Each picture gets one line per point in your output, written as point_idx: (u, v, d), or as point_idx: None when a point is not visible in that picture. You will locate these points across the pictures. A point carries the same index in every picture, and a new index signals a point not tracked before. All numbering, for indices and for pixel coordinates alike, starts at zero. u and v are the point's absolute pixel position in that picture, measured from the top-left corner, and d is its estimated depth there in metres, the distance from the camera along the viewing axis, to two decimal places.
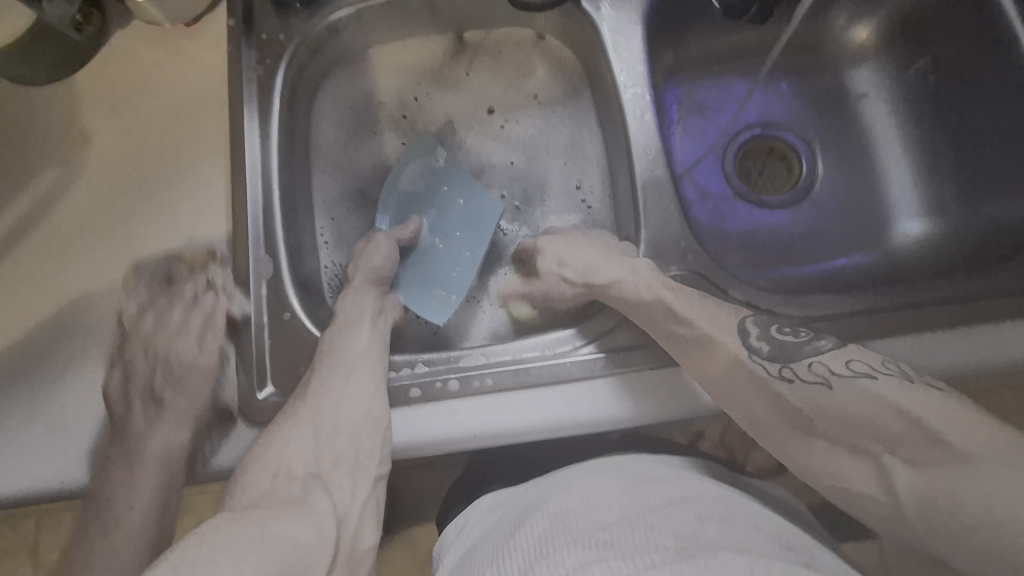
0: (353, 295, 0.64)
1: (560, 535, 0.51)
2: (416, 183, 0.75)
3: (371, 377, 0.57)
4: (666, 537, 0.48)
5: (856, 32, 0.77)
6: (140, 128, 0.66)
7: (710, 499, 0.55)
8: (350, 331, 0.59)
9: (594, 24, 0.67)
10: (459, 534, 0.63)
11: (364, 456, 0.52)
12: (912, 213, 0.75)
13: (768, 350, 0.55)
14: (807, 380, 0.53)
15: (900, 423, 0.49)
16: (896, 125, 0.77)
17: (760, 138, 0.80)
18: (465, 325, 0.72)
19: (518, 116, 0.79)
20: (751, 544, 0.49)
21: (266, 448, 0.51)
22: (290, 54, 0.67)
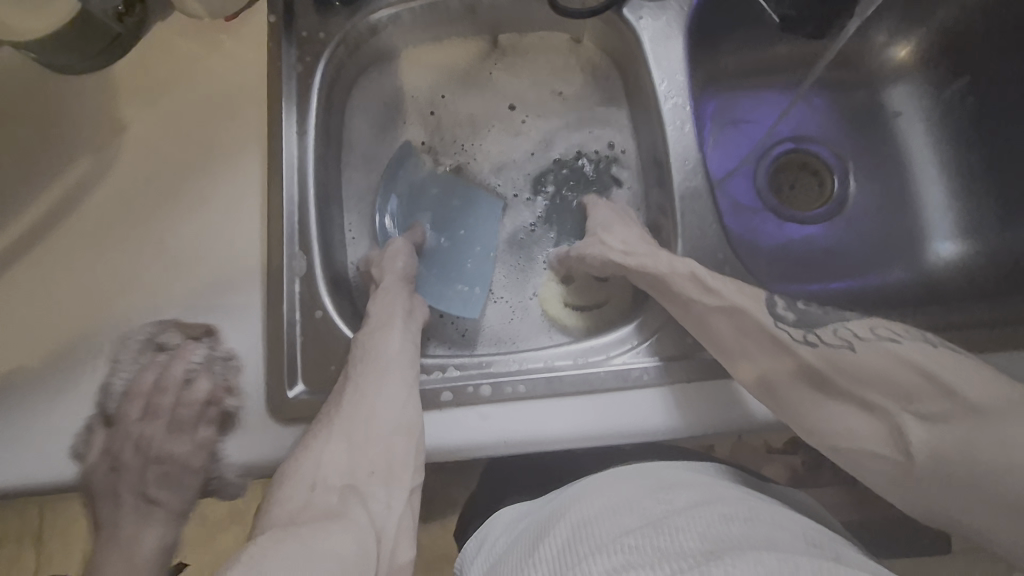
0: (383, 295, 0.64)
1: (584, 544, 0.50)
2: (438, 180, 0.77)
3: (404, 381, 0.56)
4: (690, 542, 0.46)
5: (895, 50, 0.77)
6: (176, 120, 0.66)
7: (733, 501, 0.53)
8: (382, 333, 0.59)
9: (634, 33, 0.67)
10: (480, 551, 0.62)
11: (398, 465, 0.53)
12: (947, 233, 0.74)
13: (793, 318, 0.54)
14: (831, 343, 0.51)
15: (920, 380, 0.47)
16: (932, 144, 0.76)
17: (792, 152, 0.80)
18: (492, 324, 0.71)
19: (546, 120, 0.79)
20: (778, 541, 0.47)
21: (301, 459, 0.53)
22: (330, 52, 0.68)
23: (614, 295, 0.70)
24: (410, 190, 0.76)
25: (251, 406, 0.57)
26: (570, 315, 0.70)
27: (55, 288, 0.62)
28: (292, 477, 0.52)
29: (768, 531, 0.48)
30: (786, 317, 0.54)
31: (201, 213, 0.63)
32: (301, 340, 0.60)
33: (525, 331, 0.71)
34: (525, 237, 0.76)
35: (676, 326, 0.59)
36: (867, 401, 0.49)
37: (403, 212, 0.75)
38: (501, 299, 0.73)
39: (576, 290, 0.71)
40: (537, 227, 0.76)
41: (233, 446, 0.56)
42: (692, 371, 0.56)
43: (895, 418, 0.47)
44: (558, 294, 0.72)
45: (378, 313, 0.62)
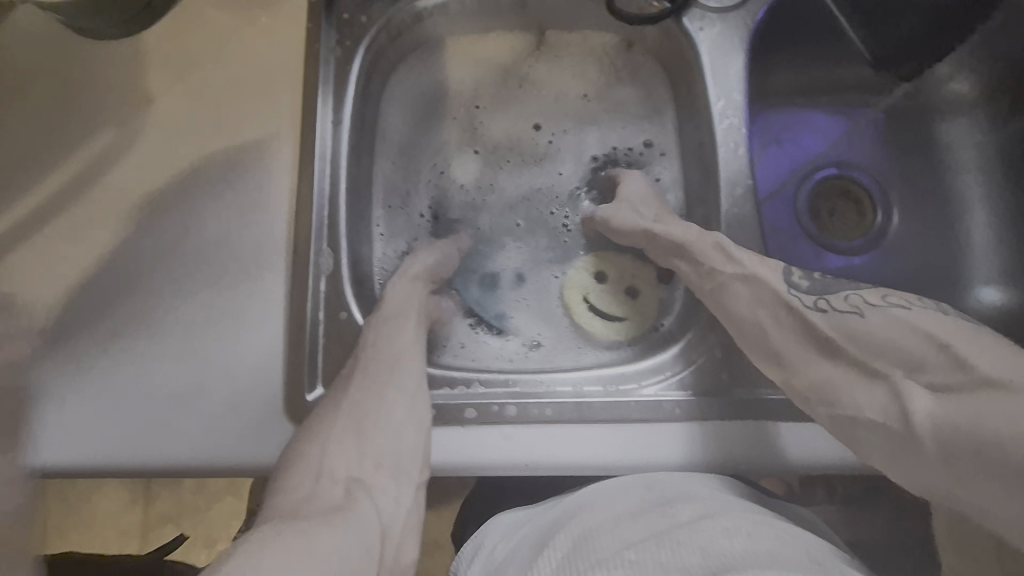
0: (396, 285, 0.62)
1: (585, 559, 0.46)
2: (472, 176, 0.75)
3: (414, 376, 0.56)
4: (692, 560, 0.42)
5: (958, 83, 0.72)
6: (205, 98, 0.63)
7: (735, 512, 0.47)
8: (392, 326, 0.58)
9: (693, 44, 0.65)
10: (475, 559, 0.58)
11: (407, 461, 0.52)
12: (989, 280, 0.70)
13: (807, 286, 0.53)
14: (841, 310, 0.50)
15: (929, 348, 0.44)
16: (984, 184, 0.71)
17: (834, 177, 0.76)
18: (510, 310, 0.71)
19: (578, 127, 0.76)
20: (784, 559, 0.42)
21: (309, 446, 0.51)
22: (370, 38, 0.66)
23: (642, 291, 0.69)
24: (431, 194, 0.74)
25: (268, 405, 0.56)
26: (596, 319, 0.69)
27: (72, 264, 0.59)
28: (299, 466, 0.50)
29: (773, 547, 0.44)
30: (801, 284, 0.53)
31: (225, 197, 0.61)
32: (324, 342, 0.59)
33: (545, 340, 0.69)
34: (554, 251, 0.74)
35: (709, 357, 0.58)
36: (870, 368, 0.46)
37: (432, 219, 0.74)
38: (531, 308, 0.71)
39: (606, 298, 0.70)
40: (561, 237, 0.74)
41: (247, 444, 0.55)
42: (719, 408, 0.55)
43: (896, 382, 0.45)
44: (583, 282, 0.71)
45: (391, 304, 0.60)
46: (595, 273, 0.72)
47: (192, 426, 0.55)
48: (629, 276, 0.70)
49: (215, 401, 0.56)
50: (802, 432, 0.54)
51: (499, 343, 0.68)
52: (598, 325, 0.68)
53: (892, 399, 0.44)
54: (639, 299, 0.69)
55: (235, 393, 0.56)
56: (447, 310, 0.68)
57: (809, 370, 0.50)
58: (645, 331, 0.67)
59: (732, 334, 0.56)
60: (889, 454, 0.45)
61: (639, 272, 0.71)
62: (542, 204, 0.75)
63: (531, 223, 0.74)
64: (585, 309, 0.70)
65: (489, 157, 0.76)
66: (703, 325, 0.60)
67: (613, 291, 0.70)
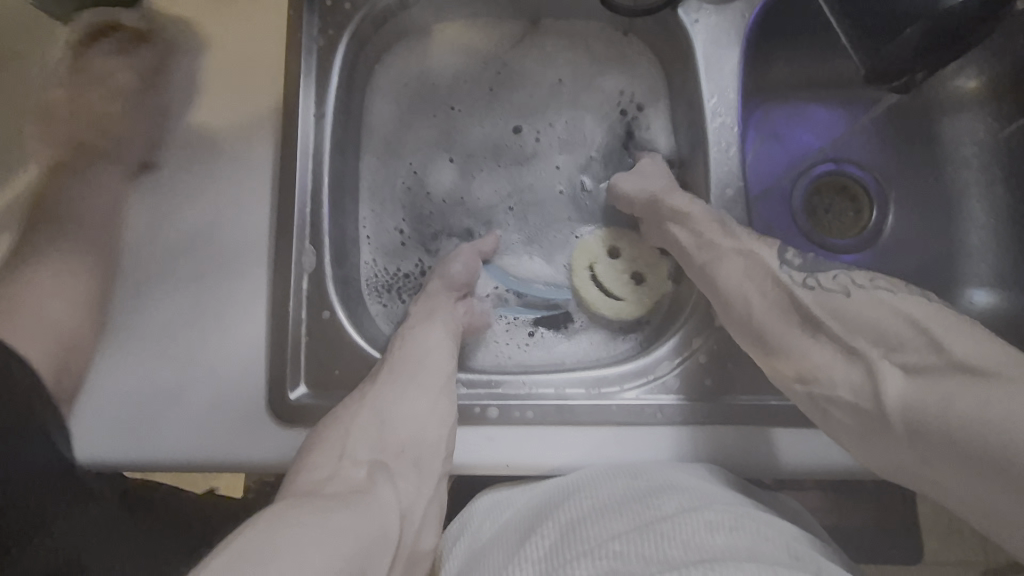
0: (430, 290, 0.64)
1: (573, 547, 0.46)
2: (464, 158, 0.73)
3: (438, 375, 0.56)
4: (675, 553, 0.43)
5: (964, 80, 0.70)
6: (185, 85, 0.61)
7: (719, 502, 0.47)
8: (421, 328, 0.59)
9: (687, 36, 0.64)
10: (461, 537, 0.56)
11: (427, 457, 0.52)
12: (984, 281, 0.68)
13: (798, 262, 0.53)
14: (830, 288, 0.49)
15: (912, 331, 0.44)
16: (984, 183, 0.70)
17: (832, 173, 0.74)
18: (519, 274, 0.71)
19: (571, 122, 0.74)
20: (762, 552, 0.43)
21: (335, 430, 0.51)
22: (354, 26, 0.64)
23: (650, 274, 0.67)
24: (420, 192, 0.72)
25: (253, 404, 0.56)
26: (593, 289, 0.67)
27: (48, 235, 0.57)
28: (324, 446, 0.50)
29: (754, 542, 0.43)
30: (792, 261, 0.53)
31: (206, 189, 0.60)
32: (306, 339, 0.58)
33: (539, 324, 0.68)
34: (552, 237, 0.72)
35: (694, 360, 0.58)
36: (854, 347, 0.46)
37: (421, 216, 0.72)
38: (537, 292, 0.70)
39: (614, 274, 0.68)
40: (559, 231, 0.72)
41: (232, 444, 0.55)
42: (700, 414, 0.55)
43: (872, 362, 0.45)
44: (594, 252, 0.69)
45: (417, 312, 0.62)
46: (608, 248, 0.69)
47: (178, 422, 0.55)
48: (641, 262, 0.67)
49: (199, 401, 0.56)
50: (791, 435, 0.54)
51: (500, 338, 0.68)
52: (592, 294, 0.67)
53: (866, 377, 0.44)
54: (648, 279, 0.66)
55: (218, 394, 0.56)
56: (478, 315, 0.65)
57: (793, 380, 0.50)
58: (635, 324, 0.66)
59: (726, 326, 0.54)
60: (876, 456, 0.45)
61: (653, 262, 0.67)
62: (535, 201, 0.73)
63: (522, 219, 0.73)
64: (593, 286, 0.67)
65: (479, 146, 0.73)
66: (688, 329, 0.60)
67: (624, 274, 0.68)
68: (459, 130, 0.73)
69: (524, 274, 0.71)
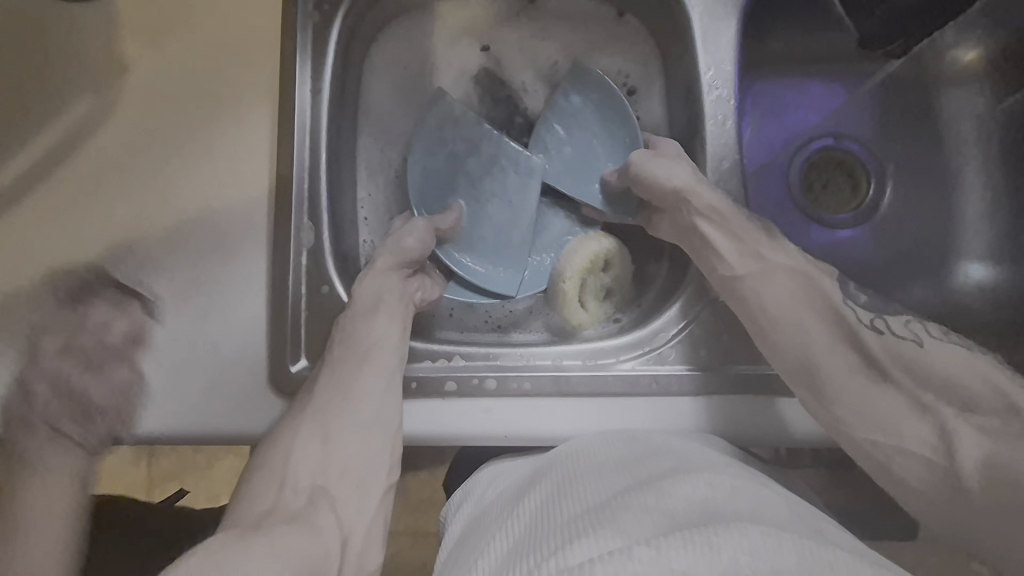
0: (374, 277, 0.61)
1: (574, 502, 0.45)
2: (436, 136, 0.69)
3: (383, 373, 0.55)
4: (676, 505, 0.42)
5: (962, 53, 0.69)
6: (182, 63, 0.61)
7: (717, 467, 0.47)
8: (364, 319, 0.57)
9: (684, 10, 0.63)
10: (466, 501, 0.58)
11: (370, 474, 0.52)
12: (979, 255, 0.69)
13: (863, 300, 0.57)
14: (898, 334, 0.54)
15: (979, 385, 0.50)
16: (981, 156, 0.69)
17: (830, 150, 0.74)
18: (498, 256, 0.68)
19: (595, 99, 0.69)
20: (764, 514, 0.42)
21: (274, 455, 0.51)
22: (349, 3, 0.64)
23: (617, 291, 0.68)
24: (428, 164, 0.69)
25: (255, 378, 0.57)
26: (577, 301, 0.66)
27: (60, 214, 0.60)
28: (264, 475, 0.50)
29: (755, 503, 0.43)
30: (858, 300, 0.57)
31: (204, 167, 0.60)
32: (306, 315, 0.59)
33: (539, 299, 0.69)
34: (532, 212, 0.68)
35: (689, 332, 0.59)
36: (921, 399, 0.49)
37: (416, 189, 0.69)
38: (486, 274, 0.68)
39: (596, 287, 0.67)
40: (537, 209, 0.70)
41: (233, 417, 0.56)
42: (696, 385, 0.57)
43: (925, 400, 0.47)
44: (590, 266, 0.66)
45: (361, 301, 0.59)
46: (604, 263, 0.67)
47: (183, 397, 0.57)
48: (619, 281, 0.68)
49: (201, 376, 0.57)
50: (789, 405, 0.56)
51: (501, 312, 0.69)
52: (573, 307, 0.66)
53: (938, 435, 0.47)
54: (618, 296, 0.68)
55: (219, 369, 0.57)
56: (430, 290, 0.65)
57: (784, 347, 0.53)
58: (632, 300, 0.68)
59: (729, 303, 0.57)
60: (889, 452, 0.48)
61: (625, 282, 0.68)
62: (515, 176, 0.67)
63: (501, 194, 0.68)
64: (576, 297, 0.66)
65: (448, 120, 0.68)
66: (683, 302, 0.61)
67: (605, 288, 0.67)
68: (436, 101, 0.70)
69: (502, 257, 0.68)
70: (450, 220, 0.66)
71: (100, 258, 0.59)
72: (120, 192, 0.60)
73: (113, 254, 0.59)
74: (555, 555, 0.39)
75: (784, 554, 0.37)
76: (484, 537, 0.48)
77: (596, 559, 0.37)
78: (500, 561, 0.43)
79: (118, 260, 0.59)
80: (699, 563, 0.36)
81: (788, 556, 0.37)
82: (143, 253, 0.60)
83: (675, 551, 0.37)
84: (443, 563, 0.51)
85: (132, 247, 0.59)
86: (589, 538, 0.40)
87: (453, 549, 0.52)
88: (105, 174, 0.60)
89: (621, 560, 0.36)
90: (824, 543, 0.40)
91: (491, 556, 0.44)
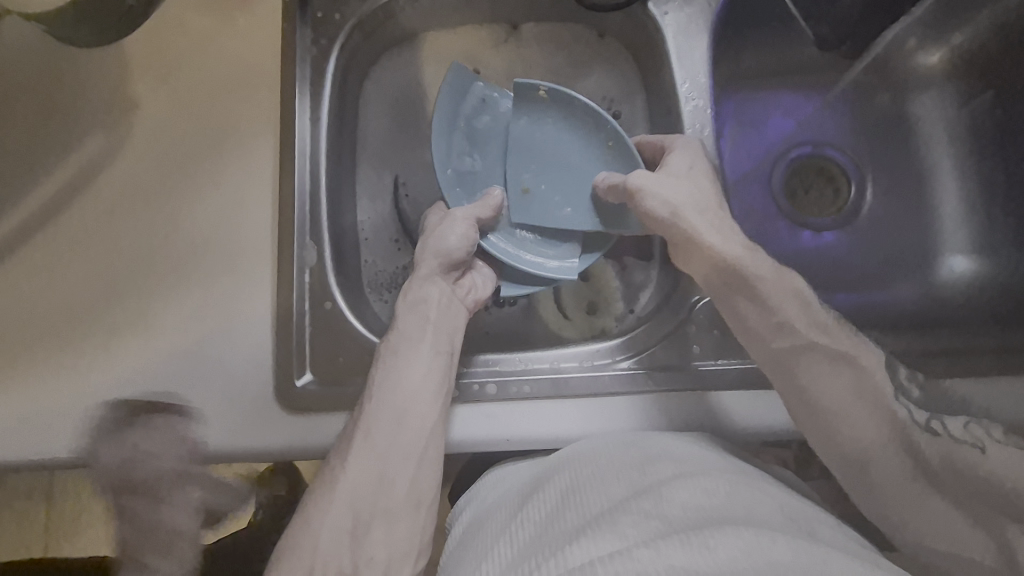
0: (418, 286, 0.61)
1: (573, 508, 0.46)
2: (464, 117, 0.64)
3: (424, 431, 0.54)
4: (673, 510, 0.42)
5: (926, 56, 0.73)
6: (189, 98, 0.65)
7: (716, 472, 0.48)
8: (408, 356, 0.57)
9: (659, 29, 0.67)
10: (468, 506, 0.59)
11: (397, 560, 0.50)
12: (959, 250, 0.71)
13: (917, 395, 0.54)
14: (958, 438, 0.51)
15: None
16: (952, 155, 0.73)
17: (809, 157, 0.77)
18: (552, 243, 0.64)
19: (550, 123, 0.64)
20: (757, 516, 0.42)
21: (304, 534, 0.50)
22: (345, 36, 0.68)
23: (600, 301, 0.71)
24: (462, 134, 0.64)
25: (262, 393, 0.59)
26: (554, 308, 0.72)
27: (73, 242, 0.62)
28: (290, 562, 0.48)
29: (748, 505, 0.44)
30: (911, 395, 0.54)
31: (210, 195, 0.63)
32: (310, 332, 0.61)
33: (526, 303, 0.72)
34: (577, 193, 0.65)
35: (679, 331, 0.61)
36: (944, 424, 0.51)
37: (454, 177, 0.64)
38: (541, 262, 0.64)
39: (575, 299, 0.72)
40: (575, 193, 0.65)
41: (243, 431, 0.58)
42: (687, 380, 0.58)
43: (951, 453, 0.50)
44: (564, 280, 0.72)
45: (405, 328, 0.59)
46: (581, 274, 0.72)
47: (192, 415, 0.58)
48: (600, 292, 0.72)
49: (208, 394, 0.59)
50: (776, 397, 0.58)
51: (494, 317, 0.71)
52: (552, 313, 0.71)
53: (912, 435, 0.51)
54: (602, 307, 0.71)
55: (226, 386, 0.59)
56: (482, 288, 0.65)
57: (777, 337, 0.54)
58: (619, 305, 0.71)
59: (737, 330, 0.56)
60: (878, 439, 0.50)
61: (606, 293, 0.72)
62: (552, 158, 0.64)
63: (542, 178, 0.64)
64: (553, 305, 0.72)
65: (467, 101, 0.64)
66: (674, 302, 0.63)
67: (586, 296, 0.72)
68: (457, 77, 0.64)
69: (552, 242, 0.64)
70: (488, 206, 0.62)
71: (112, 284, 0.62)
72: (129, 220, 0.63)
73: (123, 279, 0.62)
74: (555, 556, 0.40)
75: (778, 552, 0.38)
76: (484, 544, 0.49)
77: (595, 559, 0.38)
78: (503, 564, 0.44)
79: (130, 284, 0.62)
80: (696, 561, 0.37)
81: (783, 556, 0.38)
82: (151, 277, 0.62)
83: (673, 550, 0.38)
84: (442, 564, 0.53)
85: (141, 272, 0.62)
86: (588, 541, 0.40)
87: (454, 555, 0.52)
88: (116, 205, 0.63)
89: (620, 562, 0.37)
90: (819, 543, 0.41)
91: (493, 563, 0.45)
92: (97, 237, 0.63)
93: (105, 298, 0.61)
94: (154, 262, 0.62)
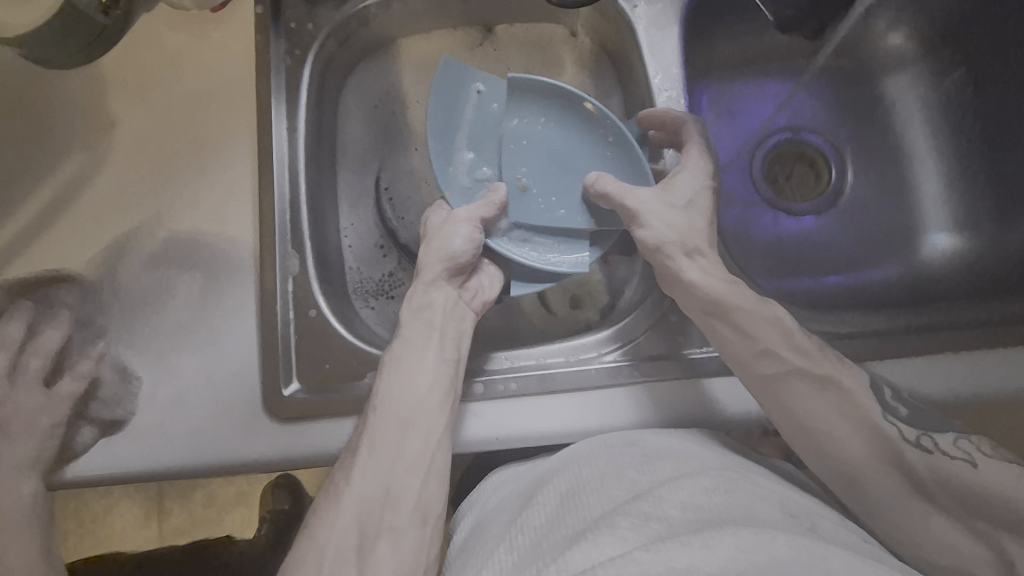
0: (421, 292, 0.60)
1: (574, 512, 0.46)
2: (456, 115, 0.63)
3: (429, 440, 0.54)
4: (673, 512, 0.42)
5: (895, 38, 0.73)
6: (166, 112, 0.65)
7: (716, 470, 0.48)
8: (410, 363, 0.56)
9: (630, 22, 0.67)
10: (471, 509, 0.59)
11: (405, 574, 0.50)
12: (942, 227, 0.71)
13: (904, 413, 0.53)
14: (947, 453, 0.51)
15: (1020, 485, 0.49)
16: (929, 134, 0.73)
17: (788, 143, 0.77)
18: (557, 242, 0.63)
19: (540, 124, 0.64)
20: (757, 515, 0.43)
21: (309, 549, 0.50)
22: (319, 44, 0.68)
23: (583, 296, 0.72)
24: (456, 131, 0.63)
25: (249, 403, 0.59)
26: (538, 306, 0.72)
27: (56, 260, 0.62)
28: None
29: (749, 504, 0.44)
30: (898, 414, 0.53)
31: (191, 208, 0.63)
32: (296, 340, 0.61)
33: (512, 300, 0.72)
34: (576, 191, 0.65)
35: (665, 321, 0.61)
36: None
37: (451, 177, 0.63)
38: (546, 259, 0.63)
39: (558, 295, 0.73)
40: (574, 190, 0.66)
41: (232, 442, 0.58)
42: (675, 369, 0.58)
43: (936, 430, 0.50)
44: None
45: (408, 334, 0.59)
46: None
47: (180, 428, 0.58)
48: (582, 286, 0.73)
49: (195, 407, 0.59)
50: None
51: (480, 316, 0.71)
52: (537, 311, 0.72)
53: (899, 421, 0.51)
54: (586, 302, 0.72)
55: (213, 397, 0.59)
56: (488, 289, 0.65)
57: (758, 358, 0.54)
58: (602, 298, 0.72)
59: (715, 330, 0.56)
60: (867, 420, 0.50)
61: (587, 286, 0.73)
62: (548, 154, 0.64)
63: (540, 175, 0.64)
64: (538, 303, 0.72)
65: (459, 98, 0.63)
66: (656, 292, 0.63)
67: (569, 291, 0.73)
68: (449, 73, 0.63)
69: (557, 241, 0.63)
70: (493, 204, 0.60)
71: (96, 301, 0.62)
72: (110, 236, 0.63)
73: (106, 296, 0.62)
74: (556, 561, 0.40)
75: (780, 553, 0.38)
76: (485, 550, 0.49)
77: (596, 563, 0.38)
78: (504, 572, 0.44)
79: (113, 301, 0.61)
80: (699, 566, 0.37)
81: (787, 558, 0.38)
82: (134, 293, 0.62)
83: (675, 553, 0.38)
84: (446, 570, 0.53)
85: (124, 288, 0.62)
86: (589, 545, 0.40)
87: (456, 561, 0.52)
88: (96, 221, 0.63)
89: (621, 567, 0.37)
90: (819, 539, 0.42)
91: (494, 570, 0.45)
92: (78, 254, 0.63)
93: (88, 315, 0.61)
94: (137, 278, 0.62)
